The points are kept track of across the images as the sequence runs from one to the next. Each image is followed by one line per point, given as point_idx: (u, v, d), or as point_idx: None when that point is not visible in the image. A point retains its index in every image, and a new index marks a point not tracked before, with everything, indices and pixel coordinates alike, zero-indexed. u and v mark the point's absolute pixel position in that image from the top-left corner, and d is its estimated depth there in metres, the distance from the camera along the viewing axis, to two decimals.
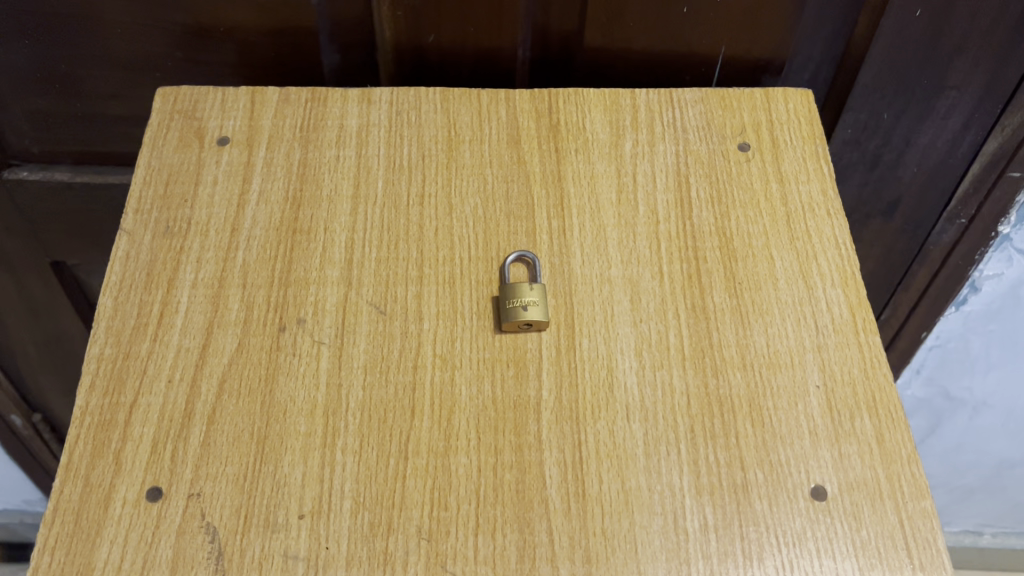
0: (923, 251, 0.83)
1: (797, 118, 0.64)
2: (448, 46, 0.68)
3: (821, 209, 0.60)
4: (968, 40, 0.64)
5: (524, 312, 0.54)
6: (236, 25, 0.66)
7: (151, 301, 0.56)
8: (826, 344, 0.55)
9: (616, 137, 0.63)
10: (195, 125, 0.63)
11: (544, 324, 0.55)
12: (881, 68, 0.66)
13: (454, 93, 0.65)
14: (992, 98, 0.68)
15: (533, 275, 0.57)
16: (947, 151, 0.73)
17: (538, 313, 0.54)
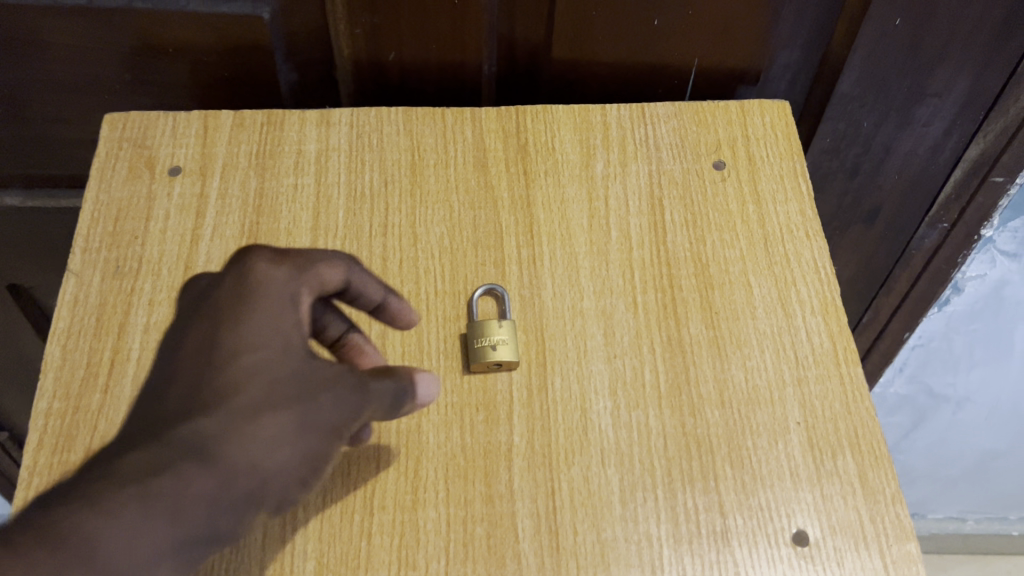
0: (905, 255, 0.81)
1: (773, 132, 0.62)
2: (409, 63, 0.65)
3: (799, 231, 0.58)
4: (948, 49, 0.62)
5: (494, 351, 0.52)
6: (185, 45, 0.63)
7: (101, 349, 0.53)
8: (807, 377, 0.53)
9: (587, 157, 0.61)
10: (145, 154, 0.61)
11: (514, 362, 0.52)
12: (860, 77, 0.64)
13: (417, 113, 0.63)
14: (974, 104, 0.66)
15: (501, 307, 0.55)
16: (928, 158, 0.71)
17: (507, 352, 0.52)
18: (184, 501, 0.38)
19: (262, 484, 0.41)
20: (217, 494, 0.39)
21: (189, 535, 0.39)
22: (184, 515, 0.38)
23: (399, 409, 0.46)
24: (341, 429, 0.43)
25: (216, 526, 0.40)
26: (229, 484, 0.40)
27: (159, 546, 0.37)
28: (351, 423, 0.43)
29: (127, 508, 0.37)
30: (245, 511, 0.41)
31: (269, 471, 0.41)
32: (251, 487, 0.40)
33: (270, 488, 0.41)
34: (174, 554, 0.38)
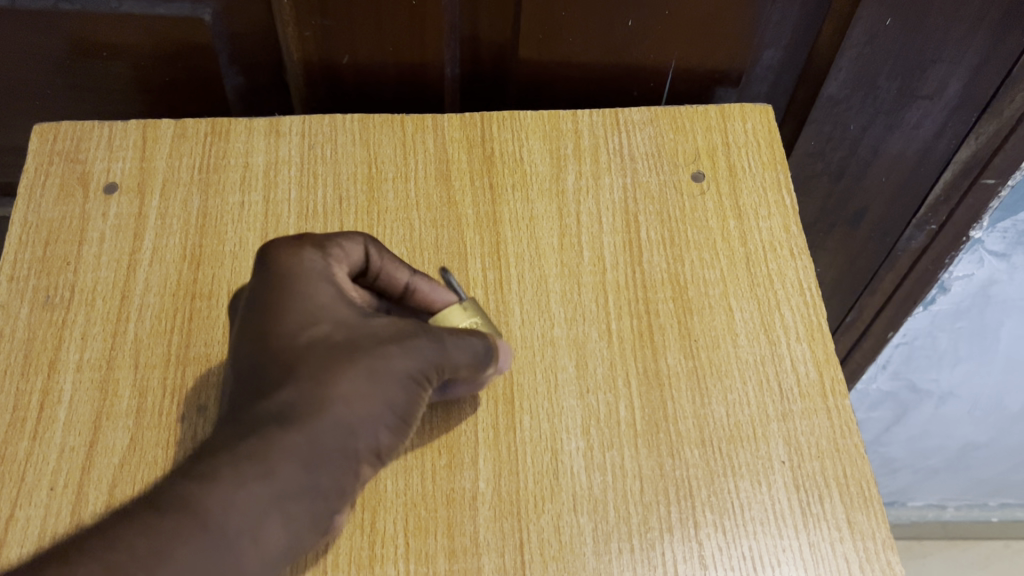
0: (891, 257, 0.78)
1: (755, 140, 0.58)
2: (365, 66, 0.60)
3: (783, 249, 0.54)
4: (942, 50, 0.58)
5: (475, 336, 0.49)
6: (121, 49, 0.58)
7: (29, 391, 0.49)
8: (792, 412, 0.49)
9: (557, 169, 0.57)
10: (78, 170, 0.56)
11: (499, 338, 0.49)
12: (848, 78, 0.60)
13: (374, 121, 0.58)
14: (967, 106, 0.62)
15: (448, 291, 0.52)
16: (917, 161, 0.67)
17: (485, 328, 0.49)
18: (275, 478, 0.40)
19: (347, 451, 0.42)
20: (304, 467, 0.41)
21: (285, 513, 0.40)
22: (277, 492, 0.40)
23: (460, 367, 0.45)
24: (413, 389, 0.44)
25: (309, 498, 0.41)
26: (314, 456, 0.41)
27: (260, 529, 0.39)
28: (419, 379, 0.44)
29: (225, 510, 0.38)
30: (340, 479, 0.42)
31: (348, 443, 0.42)
32: (339, 456, 0.42)
33: (356, 455, 0.42)
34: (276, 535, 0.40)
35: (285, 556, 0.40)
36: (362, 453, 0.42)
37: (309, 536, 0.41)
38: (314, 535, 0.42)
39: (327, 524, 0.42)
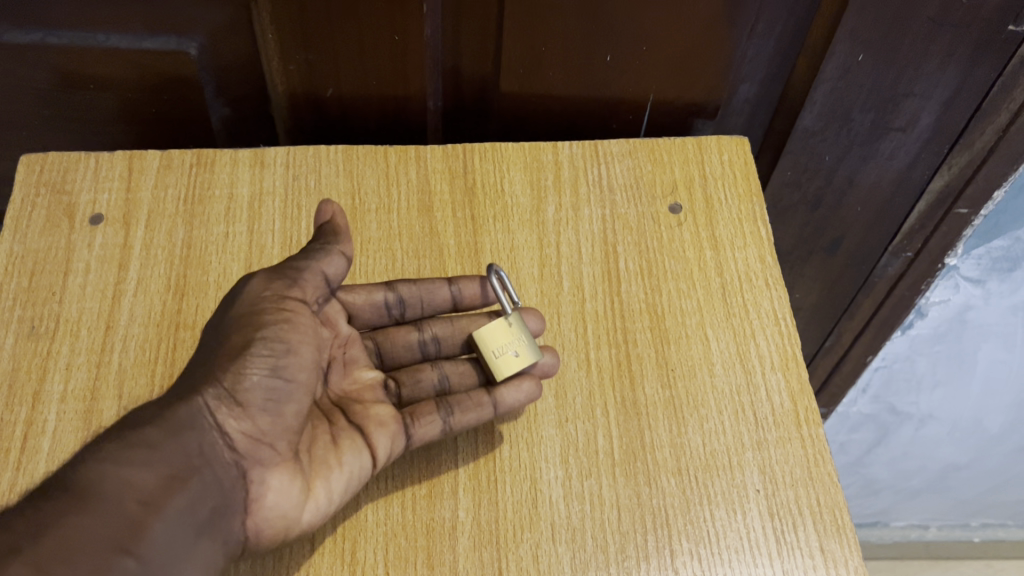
0: (868, 283, 0.79)
1: (732, 172, 0.59)
2: (349, 99, 0.61)
3: (759, 279, 0.56)
4: (913, 85, 0.59)
5: (515, 358, 0.49)
6: (108, 81, 0.58)
7: (13, 421, 0.49)
8: (767, 440, 0.50)
9: (538, 200, 0.58)
10: (64, 201, 0.56)
11: (542, 355, 0.50)
12: (823, 112, 0.61)
13: (358, 153, 0.59)
14: (939, 138, 0.63)
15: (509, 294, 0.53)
16: (891, 191, 0.68)
17: (529, 347, 0.49)
18: (142, 447, 0.42)
19: (202, 407, 0.44)
20: (168, 433, 0.43)
21: (165, 478, 0.42)
22: (148, 458, 0.42)
23: (303, 269, 0.47)
24: (256, 322, 0.46)
25: (183, 461, 0.43)
26: (173, 421, 0.44)
27: (140, 494, 0.41)
28: (263, 311, 0.46)
29: (103, 483, 0.40)
30: (209, 438, 0.44)
31: (202, 401, 0.44)
32: (197, 415, 0.44)
33: (217, 411, 0.45)
34: (163, 499, 0.42)
35: (184, 520, 0.42)
36: (223, 408, 0.45)
37: (203, 497, 0.43)
38: (211, 499, 0.43)
39: (221, 484, 0.44)
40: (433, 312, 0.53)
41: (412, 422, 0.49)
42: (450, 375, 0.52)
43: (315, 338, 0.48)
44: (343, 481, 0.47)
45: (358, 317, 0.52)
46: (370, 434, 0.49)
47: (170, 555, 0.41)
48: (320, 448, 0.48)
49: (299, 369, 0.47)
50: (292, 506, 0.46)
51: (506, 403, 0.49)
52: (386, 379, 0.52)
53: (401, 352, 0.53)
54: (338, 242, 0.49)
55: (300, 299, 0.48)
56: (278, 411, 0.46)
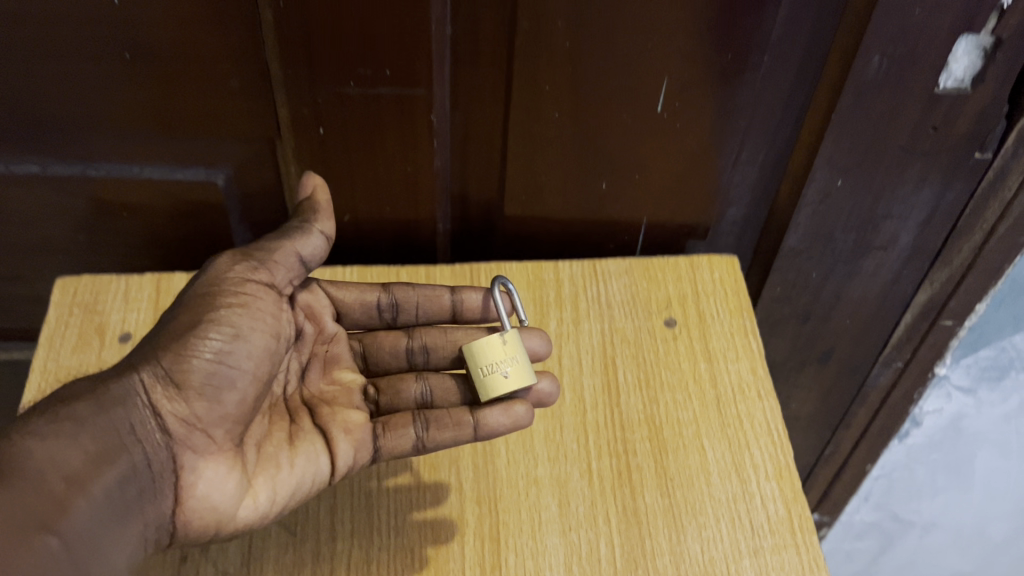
0: (862, 393, 0.82)
1: (723, 288, 0.63)
2: (365, 223, 0.65)
3: (751, 392, 0.58)
4: (890, 207, 0.63)
5: (505, 378, 0.52)
6: (139, 205, 0.63)
7: None
8: (763, 548, 0.52)
9: (541, 315, 0.62)
10: (96, 321, 0.60)
11: (536, 381, 0.53)
12: (807, 232, 0.65)
13: (372, 274, 0.63)
14: (919, 255, 0.67)
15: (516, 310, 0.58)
16: (877, 304, 0.72)
17: (522, 371, 0.52)
18: (71, 421, 0.44)
19: (137, 385, 0.47)
20: (97, 408, 0.45)
21: (88, 455, 0.44)
22: (77, 433, 0.44)
23: (274, 251, 0.52)
24: (210, 302, 0.49)
25: (111, 441, 0.45)
26: (106, 397, 0.46)
27: (66, 470, 0.42)
28: (223, 292, 0.49)
29: (29, 457, 0.41)
30: (140, 417, 0.47)
31: (136, 381, 0.47)
32: (130, 394, 0.46)
33: (152, 391, 0.47)
34: (89, 477, 0.43)
35: (111, 498, 0.44)
36: (159, 389, 0.47)
37: (133, 476, 0.45)
38: (138, 478, 0.46)
39: (150, 467, 0.46)
40: (430, 318, 0.59)
41: (382, 433, 0.53)
42: (434, 390, 0.56)
43: (271, 326, 0.52)
44: (290, 479, 0.51)
45: (348, 315, 0.59)
46: (331, 437, 0.53)
47: (93, 535, 0.42)
48: (272, 446, 0.52)
49: (246, 355, 0.50)
50: (223, 497, 0.48)
51: (485, 427, 0.51)
52: (368, 384, 0.58)
53: (388, 356, 0.59)
54: (317, 221, 0.53)
55: (264, 281, 0.51)
56: (217, 399, 0.49)
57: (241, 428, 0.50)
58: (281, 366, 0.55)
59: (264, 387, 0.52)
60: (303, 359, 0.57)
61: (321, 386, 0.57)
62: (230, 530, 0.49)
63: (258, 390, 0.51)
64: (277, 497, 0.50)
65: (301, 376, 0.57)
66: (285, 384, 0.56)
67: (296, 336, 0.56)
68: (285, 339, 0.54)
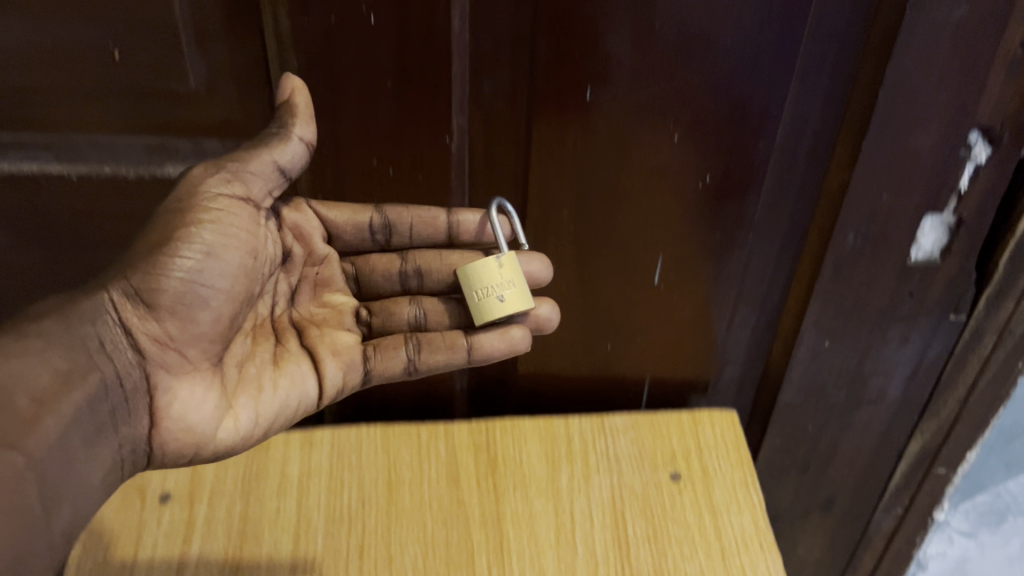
0: (865, 539, 0.84)
1: (724, 443, 0.67)
2: (388, 387, 0.71)
3: (754, 544, 0.62)
4: (876, 364, 0.68)
5: (499, 302, 0.55)
6: None
7: None
8: None
9: (553, 469, 0.66)
10: (137, 482, 0.64)
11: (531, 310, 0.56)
12: (800, 387, 0.70)
13: (395, 434, 0.68)
14: (908, 408, 0.71)
15: (514, 235, 0.58)
16: (873, 453, 0.75)
17: (519, 295, 0.55)
18: (38, 339, 0.44)
19: (106, 304, 0.47)
20: (64, 329, 0.45)
21: (58, 373, 0.44)
22: (44, 350, 0.44)
23: (253, 156, 0.50)
24: (181, 218, 0.48)
25: (79, 360, 0.45)
26: (75, 312, 0.46)
27: (33, 389, 0.42)
28: (193, 207, 0.48)
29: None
30: (111, 335, 0.47)
31: (107, 298, 0.47)
32: (100, 311, 0.46)
33: (122, 310, 0.47)
34: (57, 398, 0.43)
35: (80, 421, 0.43)
36: (129, 308, 0.47)
37: (104, 394, 0.45)
38: (111, 398, 0.46)
39: (122, 386, 0.47)
40: (425, 240, 0.59)
41: (374, 355, 0.57)
42: (428, 313, 0.59)
43: (246, 241, 0.51)
44: (273, 407, 0.53)
45: (339, 237, 0.59)
46: (319, 357, 0.56)
47: (64, 453, 0.42)
48: (253, 367, 0.53)
49: (219, 272, 0.50)
50: (200, 418, 0.49)
51: (481, 350, 0.56)
52: (359, 307, 0.60)
53: (381, 279, 0.61)
54: (293, 127, 0.50)
55: (237, 195, 0.50)
56: (190, 318, 0.49)
57: (217, 347, 0.51)
58: (265, 290, 0.56)
59: (241, 305, 0.52)
60: (291, 281, 0.58)
61: (310, 307, 0.59)
62: (208, 452, 0.50)
63: (234, 308, 0.51)
64: (259, 415, 0.52)
65: (291, 299, 0.58)
66: (271, 306, 0.57)
67: (281, 255, 0.57)
68: (264, 255, 0.54)
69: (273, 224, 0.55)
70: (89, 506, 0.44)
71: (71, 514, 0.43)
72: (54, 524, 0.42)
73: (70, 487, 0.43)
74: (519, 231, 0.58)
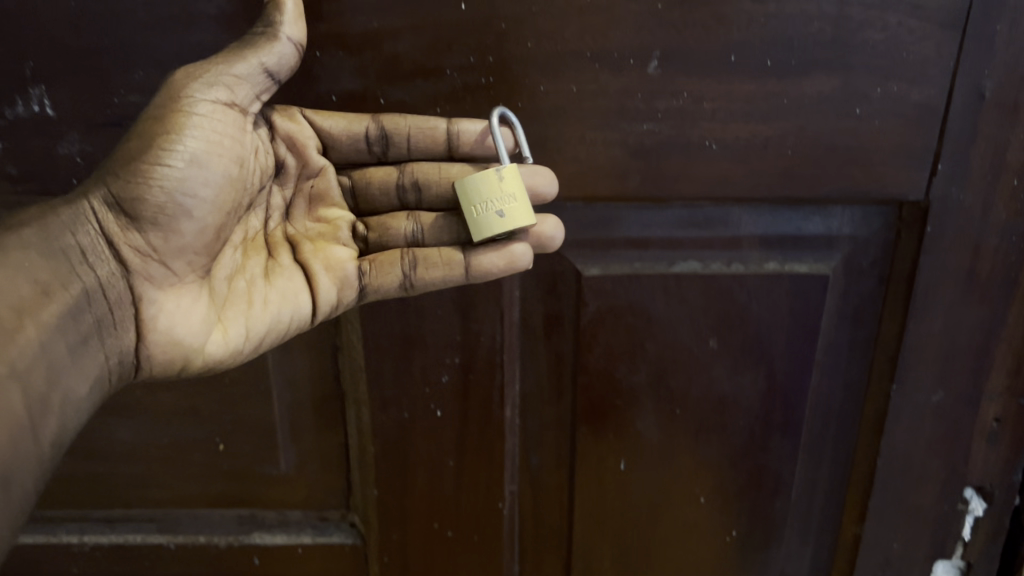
0: None
1: None
2: None
3: None
4: None
5: (499, 219, 0.46)
6: None
7: None
8: None
9: None
10: None
11: (538, 223, 0.48)
12: None
13: None
14: None
15: (519, 148, 0.49)
16: None
17: (521, 210, 0.46)
18: (18, 250, 0.42)
19: (88, 213, 0.44)
20: (44, 236, 0.44)
21: (37, 287, 0.42)
22: (23, 263, 0.42)
23: (237, 58, 0.43)
24: (159, 125, 0.44)
25: (56, 272, 0.43)
26: (54, 223, 0.44)
27: (13, 301, 0.41)
28: (176, 112, 0.43)
29: None
30: (92, 242, 0.44)
31: (88, 207, 0.44)
32: (80, 220, 0.44)
33: (104, 219, 0.45)
34: (38, 306, 0.42)
35: (65, 328, 0.42)
36: (112, 219, 0.45)
37: (87, 305, 0.44)
38: (94, 310, 0.44)
39: (105, 298, 0.45)
40: (425, 154, 0.50)
41: (368, 271, 0.50)
42: (427, 229, 0.51)
43: (231, 149, 0.46)
44: (262, 325, 0.49)
45: (336, 150, 0.50)
46: (312, 272, 0.50)
47: (49, 362, 0.41)
48: (248, 282, 0.50)
49: (204, 183, 0.45)
50: (187, 331, 0.47)
51: (478, 270, 0.48)
52: (357, 222, 0.52)
53: (378, 193, 0.52)
54: (281, 24, 0.43)
55: (221, 99, 0.44)
56: (173, 229, 0.45)
57: (205, 259, 0.47)
58: (256, 202, 0.50)
59: (231, 214, 0.48)
60: (287, 196, 0.52)
61: (307, 223, 0.52)
62: (197, 366, 0.47)
63: (223, 219, 0.47)
64: (251, 333, 0.49)
65: (286, 213, 0.52)
66: (265, 220, 0.51)
67: (273, 167, 0.50)
68: (253, 167, 0.48)
69: (262, 132, 0.48)
70: (79, 416, 0.43)
71: (59, 424, 0.42)
72: (43, 439, 0.41)
73: (59, 390, 0.42)
74: (526, 146, 0.49)
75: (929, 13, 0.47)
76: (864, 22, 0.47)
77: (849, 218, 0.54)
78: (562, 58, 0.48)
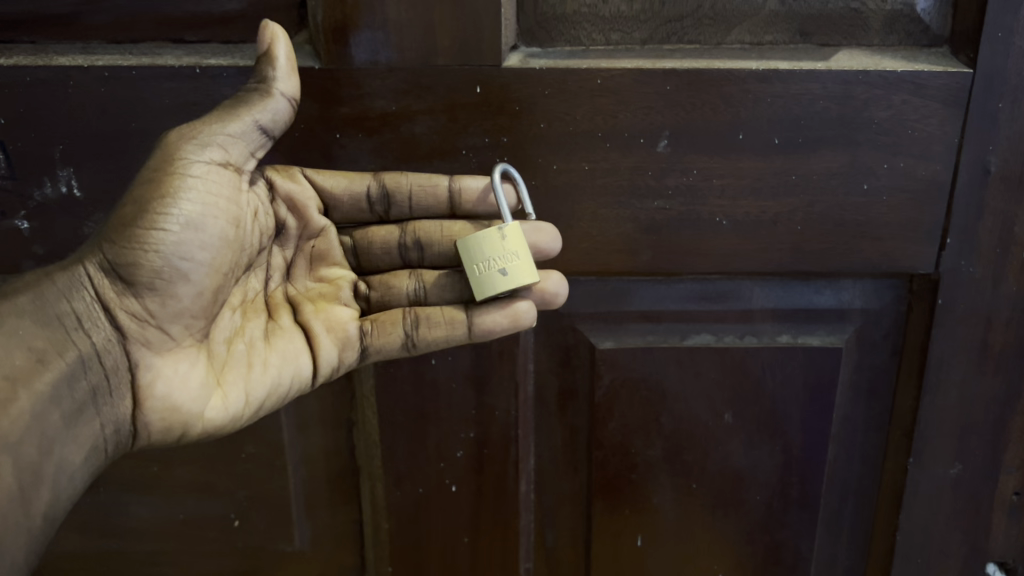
0: None
1: None
2: None
3: None
4: None
5: (502, 276, 0.46)
6: None
7: None
8: None
9: None
10: None
11: (541, 279, 0.48)
12: None
13: None
14: None
15: (521, 206, 0.49)
16: None
17: (524, 267, 0.46)
18: (12, 319, 0.42)
19: (83, 279, 0.44)
20: (38, 303, 0.43)
21: (31, 357, 0.42)
22: (16, 333, 0.42)
23: (232, 117, 0.44)
24: (155, 188, 0.43)
25: (50, 339, 0.43)
26: (49, 291, 0.43)
27: (5, 371, 0.41)
28: (170, 175, 0.43)
29: None
30: (86, 309, 0.44)
31: (84, 273, 0.44)
32: (76, 286, 0.44)
33: (100, 285, 0.44)
34: (30, 378, 0.41)
35: (59, 398, 0.42)
36: (107, 284, 0.44)
37: (83, 372, 0.43)
38: (90, 376, 0.44)
39: (101, 365, 0.44)
40: (428, 212, 0.50)
41: (370, 331, 0.50)
42: (429, 288, 0.50)
43: (227, 210, 0.45)
44: (263, 387, 0.48)
45: (338, 209, 0.50)
46: (313, 333, 0.50)
47: (42, 433, 0.41)
48: (248, 345, 0.48)
49: (199, 245, 0.44)
50: (186, 396, 0.45)
51: (484, 328, 0.48)
52: (358, 281, 0.52)
53: (380, 254, 0.51)
54: (275, 81, 0.44)
55: (216, 160, 0.44)
56: (168, 292, 0.44)
57: (203, 322, 0.46)
58: (256, 263, 0.50)
59: (229, 275, 0.47)
60: (287, 256, 0.51)
61: (308, 283, 0.51)
62: (197, 433, 0.46)
63: (220, 281, 0.46)
64: (251, 397, 0.48)
65: (287, 273, 0.51)
66: (265, 280, 0.51)
67: (272, 228, 0.49)
68: (251, 228, 0.47)
69: (261, 188, 0.48)
70: (74, 486, 0.43)
71: (51, 496, 0.42)
72: (34, 510, 0.41)
73: (52, 461, 0.42)
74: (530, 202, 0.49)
75: (932, 91, 0.48)
76: (868, 100, 0.48)
77: (860, 291, 0.55)
78: (574, 138, 0.50)
